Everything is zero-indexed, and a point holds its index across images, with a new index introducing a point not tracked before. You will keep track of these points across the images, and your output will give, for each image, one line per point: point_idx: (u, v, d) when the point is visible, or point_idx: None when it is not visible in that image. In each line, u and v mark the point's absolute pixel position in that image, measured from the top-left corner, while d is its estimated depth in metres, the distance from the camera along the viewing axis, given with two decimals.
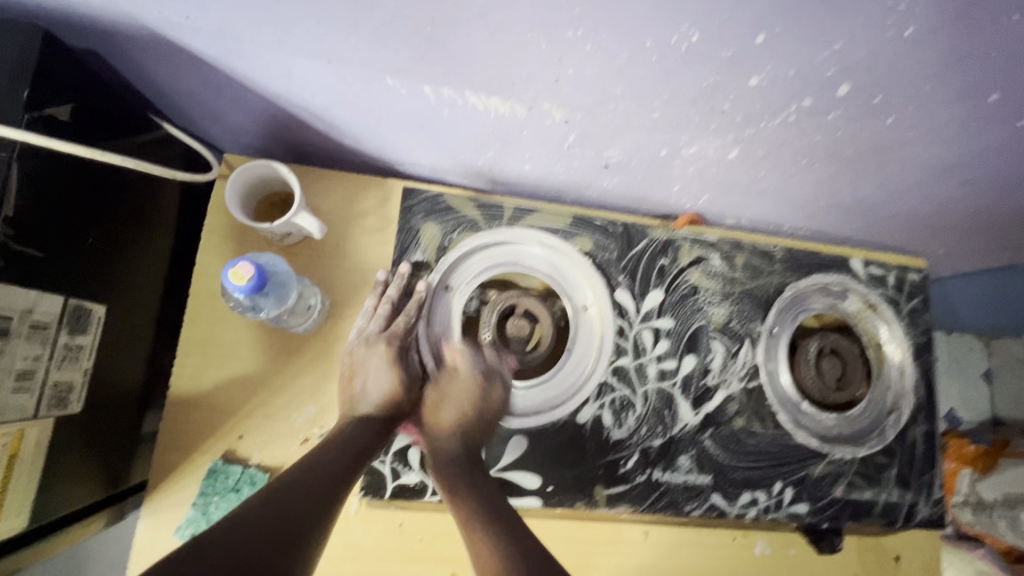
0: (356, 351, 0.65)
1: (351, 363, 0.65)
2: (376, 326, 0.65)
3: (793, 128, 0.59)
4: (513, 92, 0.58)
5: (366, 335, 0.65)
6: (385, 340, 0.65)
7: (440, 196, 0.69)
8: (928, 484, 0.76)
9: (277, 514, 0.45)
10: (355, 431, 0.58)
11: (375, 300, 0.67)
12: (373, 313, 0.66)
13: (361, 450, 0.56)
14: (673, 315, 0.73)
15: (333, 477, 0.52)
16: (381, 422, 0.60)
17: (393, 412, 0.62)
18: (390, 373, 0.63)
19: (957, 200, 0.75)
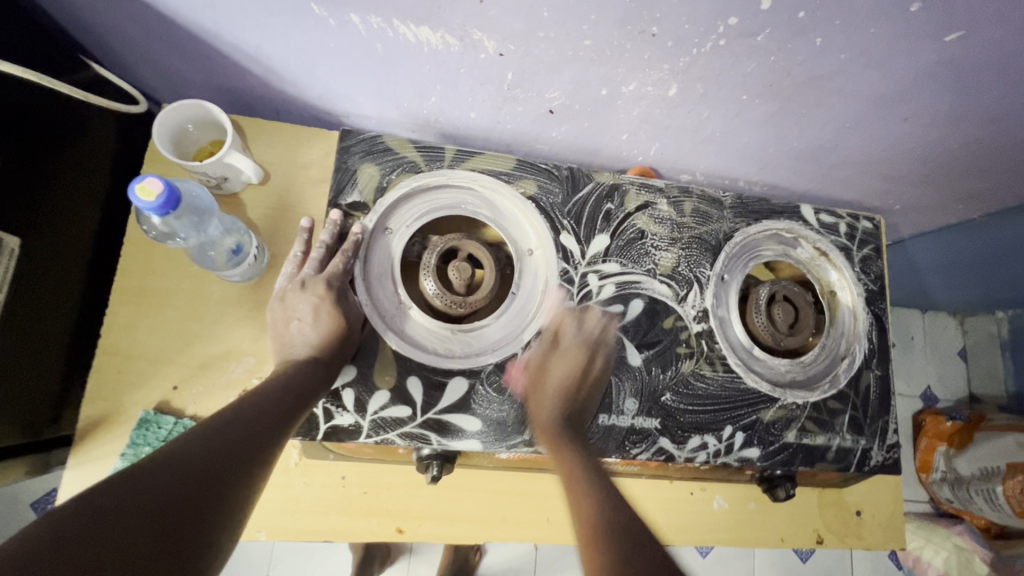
0: (288, 291, 0.62)
1: (284, 306, 0.62)
2: (310, 266, 0.63)
3: (725, 54, 0.58)
4: (441, 20, 0.57)
5: (301, 276, 0.62)
6: (320, 280, 0.62)
7: (379, 137, 0.68)
8: (883, 429, 0.74)
9: (210, 461, 0.43)
10: (296, 371, 0.56)
11: (306, 244, 0.66)
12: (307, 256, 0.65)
13: (298, 390, 0.55)
14: (619, 259, 0.72)
15: (279, 413, 0.52)
16: (320, 362, 0.58)
17: (329, 352, 0.59)
18: (328, 312, 0.60)
19: (904, 141, 0.75)
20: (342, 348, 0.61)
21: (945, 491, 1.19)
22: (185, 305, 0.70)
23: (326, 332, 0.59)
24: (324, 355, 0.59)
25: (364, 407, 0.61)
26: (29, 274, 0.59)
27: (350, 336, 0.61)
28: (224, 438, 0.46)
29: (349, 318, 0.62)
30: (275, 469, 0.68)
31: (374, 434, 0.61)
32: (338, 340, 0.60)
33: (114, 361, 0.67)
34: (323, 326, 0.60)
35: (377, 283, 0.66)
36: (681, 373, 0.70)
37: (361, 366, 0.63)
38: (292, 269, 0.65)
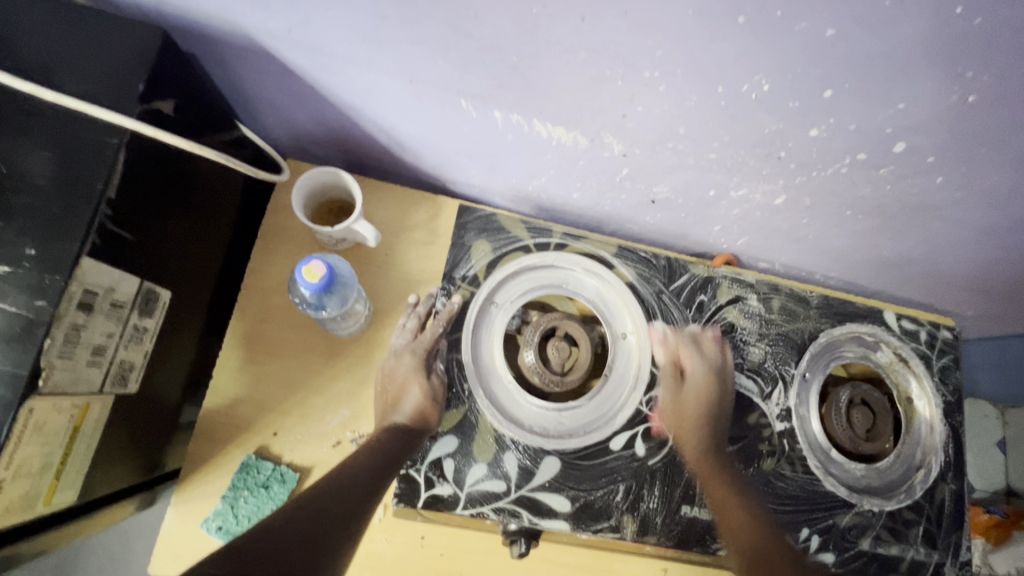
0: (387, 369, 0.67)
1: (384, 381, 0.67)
2: (399, 343, 0.67)
3: (844, 180, 0.61)
4: (578, 123, 0.61)
5: (396, 353, 0.67)
6: (412, 359, 0.66)
7: (493, 215, 0.72)
8: (957, 544, 0.75)
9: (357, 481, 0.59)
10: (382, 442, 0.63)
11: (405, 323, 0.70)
12: (405, 330, 0.69)
13: (383, 465, 0.61)
14: (710, 351, 0.74)
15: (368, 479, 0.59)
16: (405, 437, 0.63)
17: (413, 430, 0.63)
18: (417, 389, 0.65)
19: (993, 260, 0.77)
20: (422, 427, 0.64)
21: None
22: (291, 355, 0.73)
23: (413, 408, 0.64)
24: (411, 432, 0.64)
25: (465, 476, 0.64)
26: (169, 326, 0.61)
27: (429, 414, 0.64)
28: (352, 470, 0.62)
29: (426, 393, 0.65)
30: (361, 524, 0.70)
31: (471, 506, 0.63)
32: (419, 420, 0.64)
33: (223, 405, 0.70)
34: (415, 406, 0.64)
35: (480, 355, 0.68)
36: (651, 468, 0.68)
37: (462, 437, 0.65)
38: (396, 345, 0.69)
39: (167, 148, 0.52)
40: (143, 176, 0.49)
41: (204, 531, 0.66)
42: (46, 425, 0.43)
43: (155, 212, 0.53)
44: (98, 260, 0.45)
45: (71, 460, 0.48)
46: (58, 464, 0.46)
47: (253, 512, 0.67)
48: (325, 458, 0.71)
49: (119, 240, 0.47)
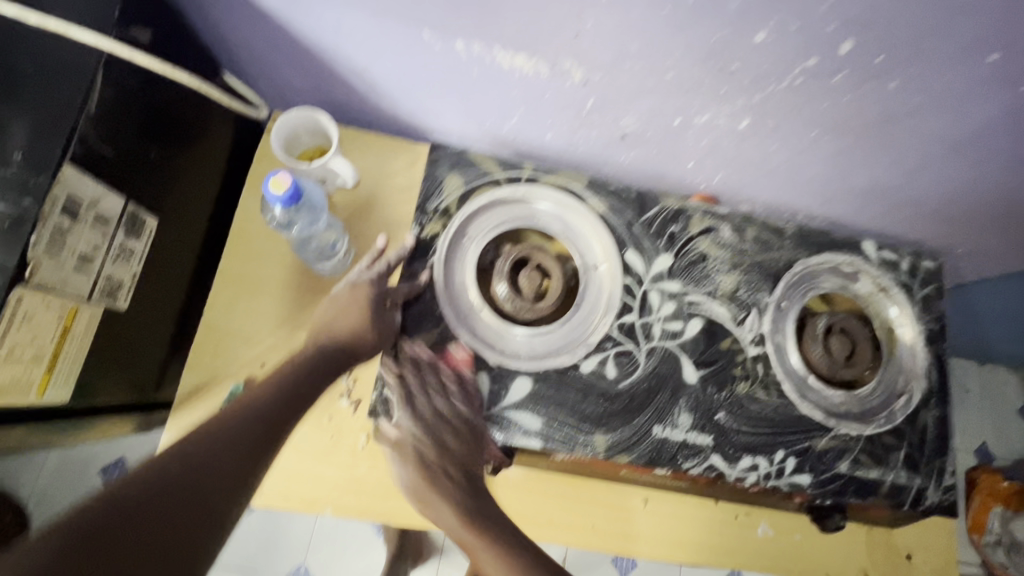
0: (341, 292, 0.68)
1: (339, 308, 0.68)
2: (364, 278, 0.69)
3: (800, 93, 0.62)
4: (536, 48, 0.63)
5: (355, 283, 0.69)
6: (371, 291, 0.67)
7: (465, 151, 0.74)
8: (940, 470, 0.74)
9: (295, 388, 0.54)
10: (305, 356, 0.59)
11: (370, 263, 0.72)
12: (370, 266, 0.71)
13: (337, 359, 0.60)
14: (681, 279, 0.75)
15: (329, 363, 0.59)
16: (335, 349, 0.61)
17: (345, 345, 0.62)
18: (367, 314, 0.65)
19: (974, 183, 0.76)
20: (357, 346, 0.63)
21: None
22: (277, 293, 0.77)
23: (351, 326, 0.63)
24: (342, 347, 0.62)
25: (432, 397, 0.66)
26: (156, 254, 0.66)
27: (366, 338, 0.64)
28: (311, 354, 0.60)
29: (369, 315, 0.65)
30: (344, 450, 0.73)
31: None
32: (356, 337, 0.63)
33: (215, 339, 0.74)
34: (354, 323, 0.64)
35: (453, 283, 0.71)
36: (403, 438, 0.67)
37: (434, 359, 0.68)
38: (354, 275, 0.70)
39: (146, 78, 0.58)
40: (119, 99, 0.54)
41: None
42: (36, 318, 0.48)
43: (136, 138, 0.58)
44: (79, 168, 0.49)
45: (62, 358, 0.52)
46: (49, 359, 0.51)
47: None
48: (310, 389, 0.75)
49: (98, 154, 0.52)
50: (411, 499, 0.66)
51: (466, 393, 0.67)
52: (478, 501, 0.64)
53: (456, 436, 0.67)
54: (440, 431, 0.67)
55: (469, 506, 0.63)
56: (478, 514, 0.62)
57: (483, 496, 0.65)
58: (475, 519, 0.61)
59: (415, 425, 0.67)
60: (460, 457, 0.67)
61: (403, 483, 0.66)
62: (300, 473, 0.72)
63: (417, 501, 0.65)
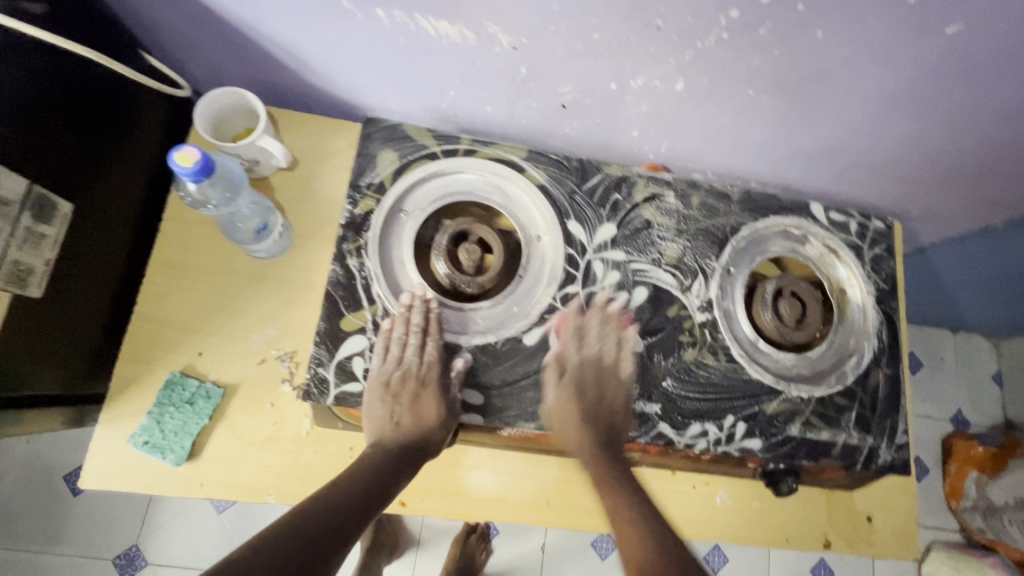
0: (394, 378, 0.64)
1: (388, 389, 0.64)
2: (412, 356, 0.64)
3: (729, 48, 0.61)
4: (459, 13, 0.61)
5: (406, 368, 0.64)
6: (422, 372, 0.64)
7: (399, 126, 0.72)
8: (891, 428, 0.73)
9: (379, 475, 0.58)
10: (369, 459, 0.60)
11: (404, 325, 0.65)
12: (406, 338, 0.65)
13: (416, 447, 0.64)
14: (625, 248, 0.73)
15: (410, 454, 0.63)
16: (399, 450, 0.62)
17: (417, 439, 0.64)
18: (429, 399, 0.64)
19: (918, 143, 0.74)
20: (431, 438, 0.64)
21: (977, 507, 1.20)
22: (213, 279, 0.75)
23: (416, 418, 0.64)
24: (410, 441, 0.63)
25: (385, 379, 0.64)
26: (77, 240, 0.64)
27: (435, 429, 0.64)
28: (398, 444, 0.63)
29: (435, 404, 0.65)
30: (287, 436, 0.72)
31: (382, 401, 0.64)
32: (422, 428, 0.64)
33: (150, 328, 0.72)
34: (418, 415, 0.64)
35: (391, 260, 0.69)
36: (570, 362, 0.68)
37: (372, 335, 0.65)
38: (392, 352, 0.64)
39: (45, 58, 0.58)
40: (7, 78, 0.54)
41: (131, 445, 0.68)
42: None
43: (37, 119, 0.57)
44: None
45: None
46: None
47: (179, 426, 0.69)
48: (251, 375, 0.73)
49: None
50: (548, 421, 0.67)
51: (620, 346, 0.70)
52: (610, 443, 0.66)
53: (612, 383, 0.69)
54: (583, 374, 0.68)
55: (608, 454, 0.66)
56: (609, 471, 0.65)
57: (614, 446, 0.67)
58: (614, 480, 0.64)
59: (579, 368, 0.68)
60: (608, 404, 0.68)
61: (550, 402, 0.67)
62: (241, 461, 0.70)
63: (557, 423, 0.67)
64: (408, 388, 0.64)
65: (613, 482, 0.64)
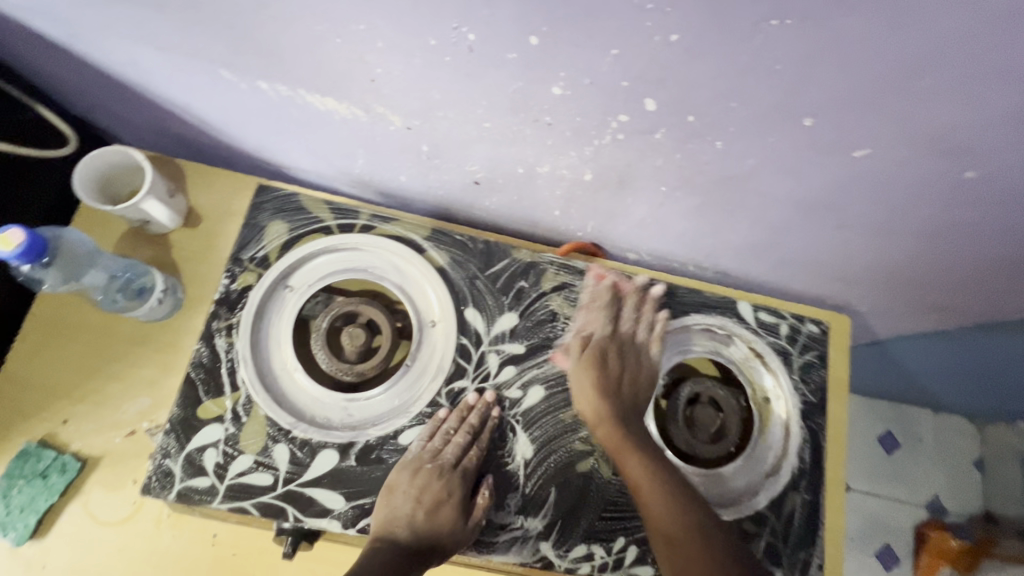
0: (424, 470, 0.61)
1: (415, 477, 0.61)
2: (453, 455, 0.62)
3: (628, 148, 0.56)
4: (342, 92, 0.58)
5: (441, 464, 0.61)
6: (451, 476, 0.61)
7: (294, 196, 0.69)
8: (803, 562, 0.67)
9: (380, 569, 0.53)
10: (373, 555, 0.55)
11: (457, 420, 0.64)
12: (447, 437, 0.63)
13: (428, 535, 0.58)
14: (525, 341, 0.68)
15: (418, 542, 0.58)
16: (409, 546, 0.57)
17: (431, 541, 0.58)
18: (450, 507, 0.60)
19: (850, 250, 0.69)
20: (444, 537, 0.59)
21: None
22: (90, 341, 0.71)
23: (433, 513, 0.59)
24: (421, 539, 0.58)
25: (239, 476, 0.59)
26: None
27: (451, 531, 0.59)
28: (412, 525, 0.58)
29: (451, 509, 0.60)
30: (147, 519, 0.67)
31: (229, 500, 0.59)
32: (437, 529, 0.59)
33: (16, 391, 0.68)
34: (434, 516, 0.59)
35: (267, 340, 0.64)
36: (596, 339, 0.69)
37: (230, 426, 0.60)
38: (434, 442, 0.62)
39: None
40: None
41: None
42: None
43: None
44: None
45: None
46: None
47: (26, 502, 0.65)
48: (116, 449, 0.68)
49: None
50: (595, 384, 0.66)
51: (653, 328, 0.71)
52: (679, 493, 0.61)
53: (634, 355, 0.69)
54: (616, 344, 0.68)
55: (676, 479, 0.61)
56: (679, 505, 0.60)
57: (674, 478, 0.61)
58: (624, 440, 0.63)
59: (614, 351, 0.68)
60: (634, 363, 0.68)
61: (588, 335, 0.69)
62: (87, 546, 0.65)
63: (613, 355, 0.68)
64: (430, 483, 0.60)
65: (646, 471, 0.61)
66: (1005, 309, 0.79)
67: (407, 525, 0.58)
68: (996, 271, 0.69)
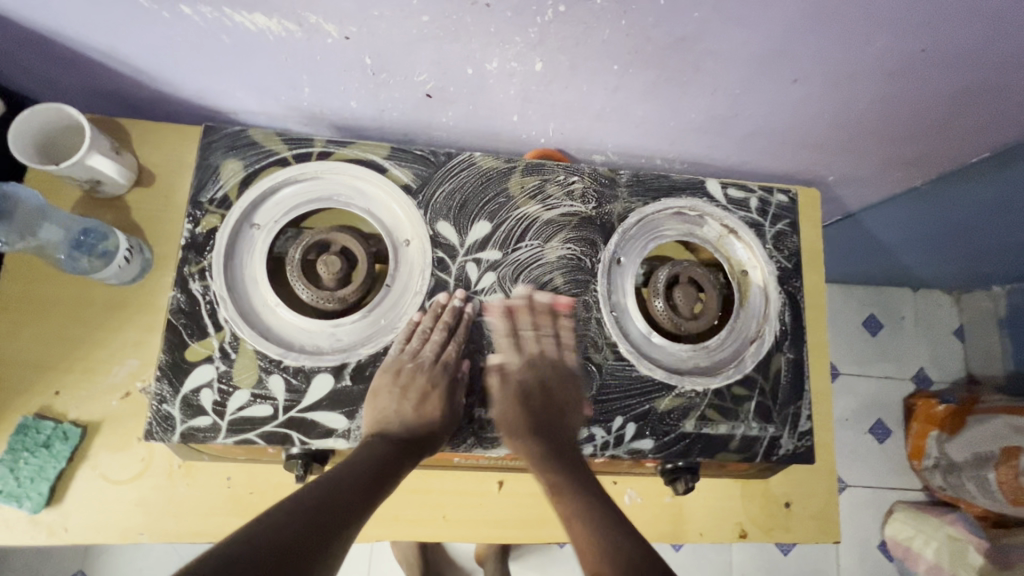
0: (405, 370, 0.63)
1: (396, 380, 0.62)
2: (431, 351, 0.63)
3: (572, 22, 0.55)
4: (271, 4, 0.55)
5: (420, 362, 0.63)
6: (433, 370, 0.63)
7: (244, 131, 0.67)
8: (794, 415, 0.70)
9: (383, 466, 0.55)
10: (367, 447, 0.57)
11: (432, 320, 0.65)
12: (425, 335, 0.64)
13: (415, 425, 0.60)
14: (501, 246, 0.69)
15: (410, 438, 0.60)
16: (402, 438, 0.59)
17: (418, 434, 0.60)
18: (437, 396, 0.62)
19: (808, 109, 0.69)
20: (431, 428, 0.61)
21: (938, 477, 1.43)
22: (66, 310, 0.70)
23: (421, 407, 0.61)
24: (414, 432, 0.60)
25: (239, 409, 0.60)
26: None
27: (437, 420, 0.62)
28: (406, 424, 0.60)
29: (438, 400, 0.62)
30: (159, 471, 0.68)
31: (234, 433, 0.60)
32: (424, 419, 0.61)
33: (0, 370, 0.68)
34: (422, 406, 0.62)
35: (243, 280, 0.64)
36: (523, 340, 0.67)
37: (221, 363, 0.61)
38: (412, 344, 0.64)
39: None
40: None
41: None
42: None
43: None
44: None
45: None
46: None
47: (35, 472, 0.65)
48: (114, 412, 0.68)
49: None
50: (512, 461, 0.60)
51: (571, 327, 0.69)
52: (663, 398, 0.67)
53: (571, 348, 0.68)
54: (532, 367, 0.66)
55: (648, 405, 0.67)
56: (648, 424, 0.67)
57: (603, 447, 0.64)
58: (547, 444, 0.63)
59: (526, 368, 0.66)
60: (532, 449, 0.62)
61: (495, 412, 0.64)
62: (105, 504, 0.67)
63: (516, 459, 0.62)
64: (412, 380, 0.62)
65: (563, 483, 0.60)
66: (963, 155, 0.81)
67: (398, 420, 0.60)
68: (952, 111, 0.69)
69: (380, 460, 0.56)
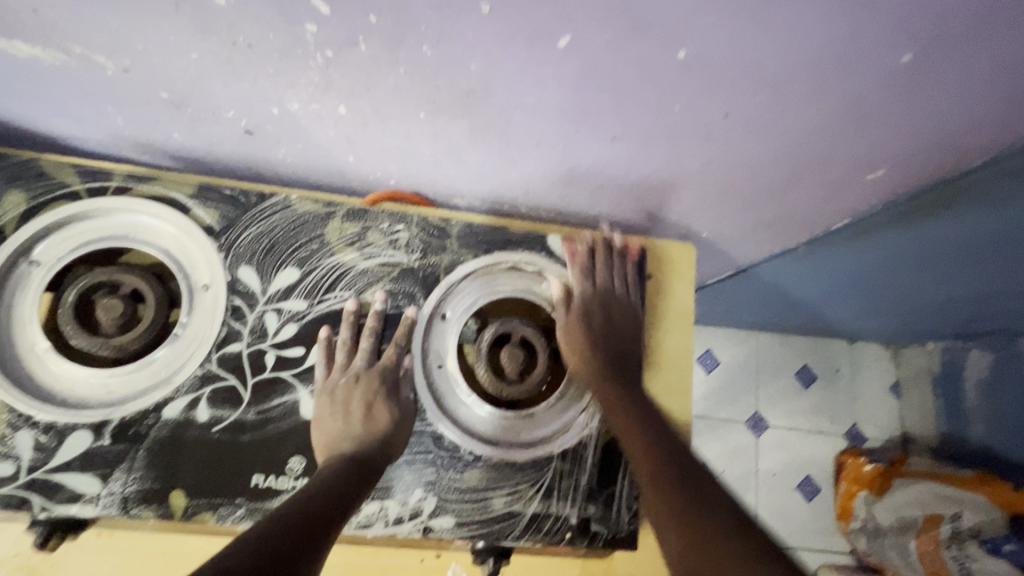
0: (339, 387, 0.60)
1: (334, 399, 0.60)
2: (363, 361, 0.62)
3: (345, 67, 0.51)
4: (25, 34, 0.51)
5: (353, 374, 0.61)
6: (367, 377, 0.61)
7: (32, 161, 0.62)
8: (617, 496, 0.64)
9: (345, 478, 0.53)
10: (327, 471, 0.54)
11: (351, 330, 0.64)
12: (353, 346, 0.63)
13: (372, 441, 0.58)
14: (308, 296, 0.64)
15: (370, 454, 0.57)
16: (358, 456, 0.56)
17: (371, 446, 0.57)
18: (381, 404, 0.60)
19: (643, 170, 0.65)
20: (378, 436, 0.58)
21: (864, 542, 1.27)
22: None
23: (370, 414, 0.59)
24: (367, 446, 0.57)
25: None
26: None
27: (389, 421, 0.60)
28: (365, 442, 0.57)
29: (382, 406, 0.60)
30: None
31: None
32: (374, 430, 0.58)
33: None
34: (370, 419, 0.59)
35: (8, 322, 0.59)
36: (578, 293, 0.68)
37: None
38: (337, 361, 0.62)
39: None
40: None
41: None
42: None
43: None
44: None
45: None
46: None
47: None
48: None
49: None
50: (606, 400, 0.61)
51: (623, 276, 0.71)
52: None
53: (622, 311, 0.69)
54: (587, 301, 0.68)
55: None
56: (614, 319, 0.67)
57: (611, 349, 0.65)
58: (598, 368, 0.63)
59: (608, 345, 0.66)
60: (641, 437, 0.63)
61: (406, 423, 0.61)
62: None
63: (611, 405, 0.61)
64: (349, 394, 0.60)
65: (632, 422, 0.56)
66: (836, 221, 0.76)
67: (348, 442, 0.57)
68: (798, 180, 0.65)
69: (344, 473, 0.53)
